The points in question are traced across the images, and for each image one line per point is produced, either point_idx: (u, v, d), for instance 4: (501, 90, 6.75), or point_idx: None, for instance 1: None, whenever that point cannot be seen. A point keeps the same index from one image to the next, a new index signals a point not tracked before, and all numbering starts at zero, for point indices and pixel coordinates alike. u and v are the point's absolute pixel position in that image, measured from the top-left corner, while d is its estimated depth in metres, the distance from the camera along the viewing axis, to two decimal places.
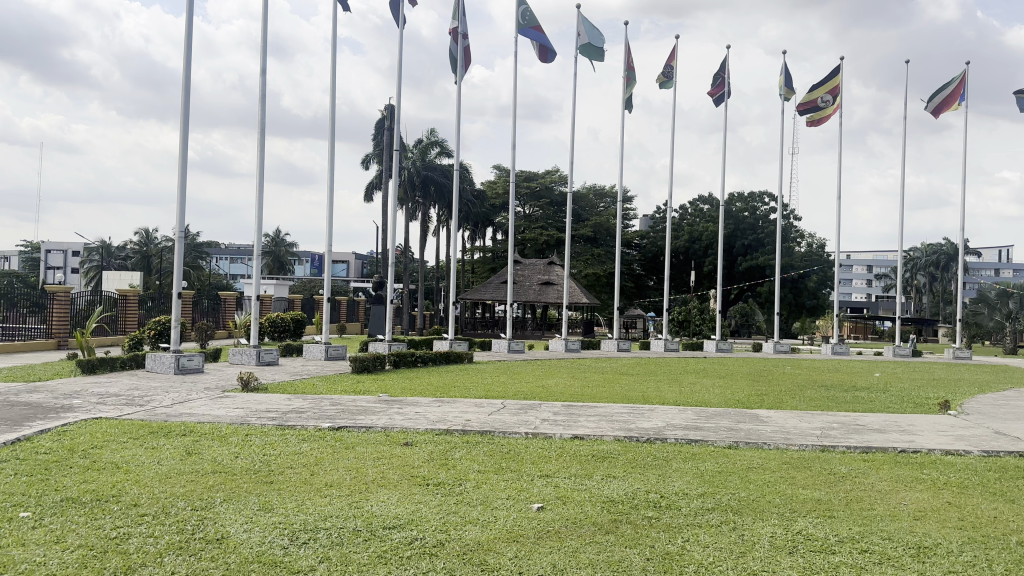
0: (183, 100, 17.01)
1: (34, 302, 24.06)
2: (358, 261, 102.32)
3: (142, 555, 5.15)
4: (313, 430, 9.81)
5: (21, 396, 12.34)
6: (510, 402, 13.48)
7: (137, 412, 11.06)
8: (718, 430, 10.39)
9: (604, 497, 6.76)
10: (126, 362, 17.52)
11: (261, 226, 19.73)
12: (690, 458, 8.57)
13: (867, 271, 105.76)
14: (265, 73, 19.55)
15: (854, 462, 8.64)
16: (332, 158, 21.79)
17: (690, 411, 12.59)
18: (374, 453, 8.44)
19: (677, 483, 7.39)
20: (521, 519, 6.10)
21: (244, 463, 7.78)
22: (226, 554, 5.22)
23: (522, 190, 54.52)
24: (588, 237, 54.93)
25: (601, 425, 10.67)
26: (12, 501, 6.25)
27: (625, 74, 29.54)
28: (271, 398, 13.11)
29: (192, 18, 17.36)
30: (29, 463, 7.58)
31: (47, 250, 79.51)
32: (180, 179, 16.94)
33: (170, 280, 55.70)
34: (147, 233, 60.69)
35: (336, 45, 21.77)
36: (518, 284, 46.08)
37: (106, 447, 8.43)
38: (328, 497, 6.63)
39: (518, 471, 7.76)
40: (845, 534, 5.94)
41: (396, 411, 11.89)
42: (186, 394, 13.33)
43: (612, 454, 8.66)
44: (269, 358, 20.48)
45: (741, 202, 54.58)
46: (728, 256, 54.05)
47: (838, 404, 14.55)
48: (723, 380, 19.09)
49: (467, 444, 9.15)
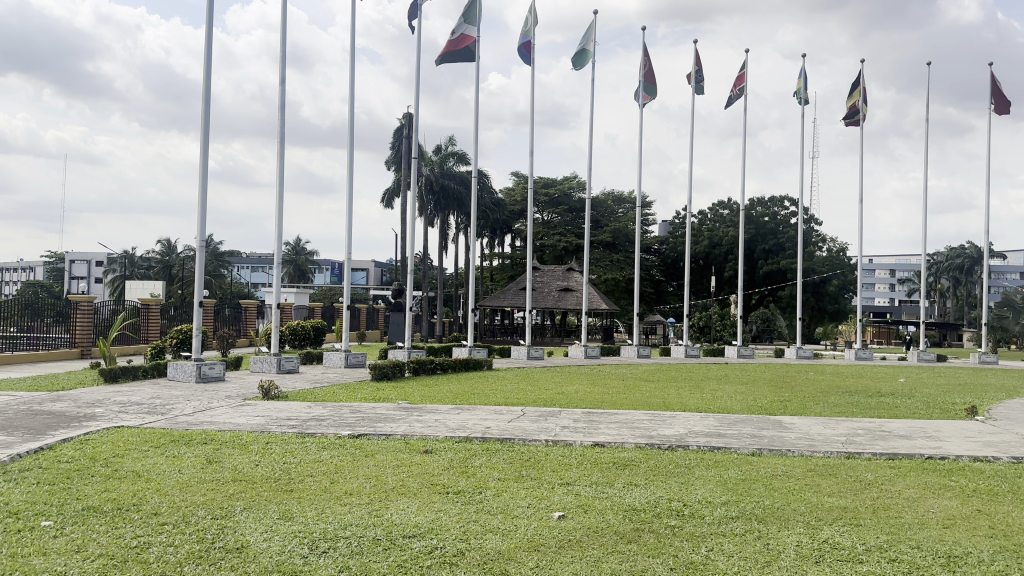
0: (204, 111, 17.21)
1: (58, 312, 24.37)
2: (378, 269, 103.53)
3: (162, 564, 5.15)
4: (332, 438, 9.81)
5: (46, 405, 12.43)
6: (530, 409, 13.38)
7: (159, 420, 11.09)
8: (742, 437, 10.28)
9: (626, 506, 6.68)
10: (150, 370, 17.67)
11: (281, 233, 19.77)
12: (713, 466, 8.46)
13: (890, 276, 104.55)
14: (284, 82, 19.65)
15: (880, 469, 8.51)
16: (351, 168, 21.84)
17: (712, 417, 12.44)
18: (393, 461, 8.42)
19: (701, 491, 7.30)
20: (542, 528, 6.04)
21: (264, 472, 7.79)
22: (246, 563, 5.19)
23: (540, 197, 54.76)
24: (607, 243, 54.84)
25: (622, 432, 10.57)
26: (34, 509, 6.29)
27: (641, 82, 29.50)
28: (292, 405, 13.16)
29: (211, 30, 17.51)
30: (51, 471, 7.65)
31: (71, 260, 81.80)
32: (201, 187, 17.07)
33: (193, 289, 56.43)
34: (170, 243, 61.66)
35: (354, 53, 21.83)
36: (537, 291, 46.03)
37: (128, 455, 8.49)
38: (348, 505, 6.61)
39: (538, 480, 7.70)
40: (873, 543, 5.83)
41: (414, 418, 11.85)
42: (207, 403, 13.34)
43: (634, 462, 8.56)
44: (289, 366, 20.43)
45: (761, 207, 54.39)
46: (749, 261, 53.76)
47: (862, 409, 14.36)
48: (746, 386, 18.93)
49: (487, 451, 9.11)
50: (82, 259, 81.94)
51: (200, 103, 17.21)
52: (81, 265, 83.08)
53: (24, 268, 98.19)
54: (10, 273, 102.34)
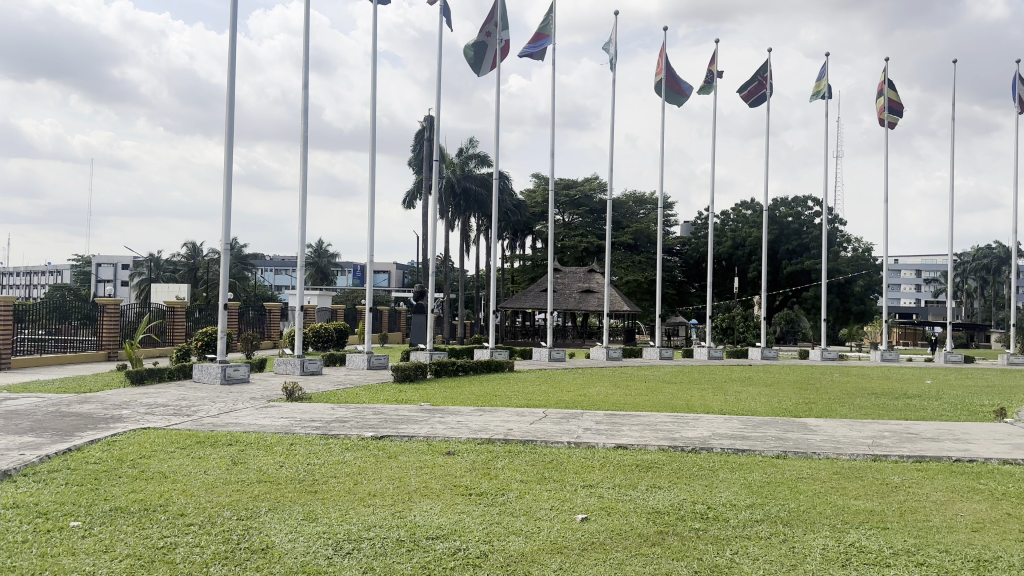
0: (228, 115, 17.38)
1: (85, 314, 24.69)
2: (399, 271, 104.06)
3: (189, 564, 5.20)
4: (356, 439, 9.87)
5: (74, 407, 12.58)
6: (552, 411, 13.38)
7: (185, 422, 11.20)
8: (766, 440, 10.21)
9: (649, 508, 6.65)
10: (175, 373, 17.86)
11: (304, 236, 19.91)
12: (737, 468, 8.40)
13: (916, 276, 103.15)
14: (307, 86, 19.79)
15: (907, 472, 8.40)
16: (372, 171, 21.86)
17: (735, 419, 12.37)
18: (416, 462, 8.46)
19: (725, 493, 7.24)
20: (565, 530, 6.02)
21: (289, 473, 7.84)
22: (271, 563, 5.23)
23: (561, 199, 54.67)
24: (628, 244, 54.67)
25: (645, 434, 10.51)
26: (63, 510, 6.39)
27: (665, 88, 29.43)
28: (315, 408, 13.25)
29: (235, 36, 17.69)
30: (80, 472, 7.78)
31: (98, 263, 83.08)
32: (225, 191, 17.24)
33: (217, 291, 56.98)
34: (195, 245, 62.33)
35: (376, 57, 21.96)
36: (558, 292, 45.97)
37: (155, 456, 8.60)
38: (372, 506, 6.65)
39: (560, 481, 7.69)
40: (901, 547, 5.75)
41: (436, 420, 11.88)
42: (232, 405, 13.48)
43: (658, 464, 8.52)
44: (313, 367, 20.56)
45: (785, 207, 53.89)
46: (772, 261, 53.36)
47: (888, 411, 14.20)
48: (769, 387, 18.78)
49: (509, 452, 9.12)
50: (109, 262, 83.23)
51: (225, 108, 17.38)
52: (107, 268, 84.34)
53: (52, 271, 99.88)
54: (39, 276, 103.91)
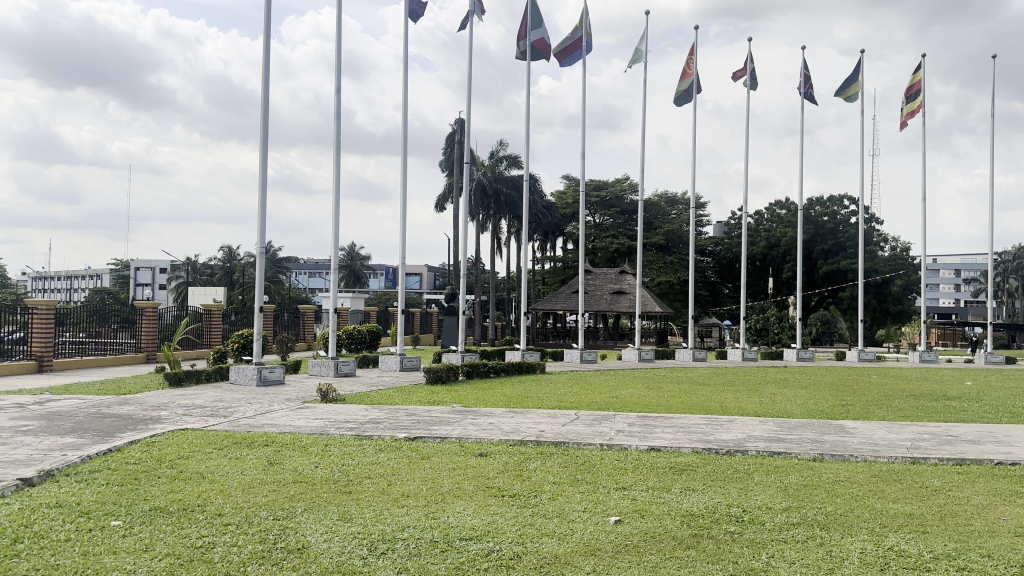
0: (262, 120, 17.62)
1: (124, 317, 25.15)
2: (431, 273, 104.62)
3: (227, 564, 5.27)
4: (389, 440, 9.94)
5: (115, 409, 12.84)
6: (584, 412, 13.36)
7: (222, 423, 11.35)
8: (802, 442, 10.08)
9: (684, 511, 6.60)
10: (212, 374, 18.12)
11: (338, 238, 20.11)
12: (774, 471, 8.29)
13: (955, 275, 101.08)
14: (339, 91, 19.99)
15: (948, 475, 8.23)
16: (404, 174, 21.74)
17: (770, 421, 12.24)
18: (448, 463, 8.49)
19: (760, 496, 7.15)
20: (599, 532, 6.00)
21: (324, 473, 7.93)
22: (307, 563, 5.28)
23: (591, 199, 54.51)
24: (660, 245, 54.36)
25: (679, 436, 10.44)
26: (104, 509, 6.51)
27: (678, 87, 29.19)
28: (348, 409, 13.34)
29: (269, 42, 17.93)
30: (121, 472, 7.93)
31: (137, 268, 84.76)
32: (260, 195, 17.47)
33: (252, 295, 57.74)
34: (232, 250, 63.25)
35: (407, 61, 22.12)
36: (590, 294, 45.84)
37: (194, 457, 8.76)
38: (405, 507, 6.69)
39: (593, 484, 7.66)
40: (941, 551, 5.64)
41: (468, 421, 11.94)
42: (268, 406, 13.63)
43: (691, 467, 8.45)
44: (346, 369, 20.72)
45: (820, 206, 53.11)
46: (807, 261, 52.70)
47: (927, 413, 13.94)
48: (806, 389, 18.57)
49: (540, 454, 9.12)
50: (147, 267, 84.88)
51: (259, 114, 17.62)
52: (146, 272, 86.02)
53: (92, 275, 102.02)
54: (81, 279, 106.13)
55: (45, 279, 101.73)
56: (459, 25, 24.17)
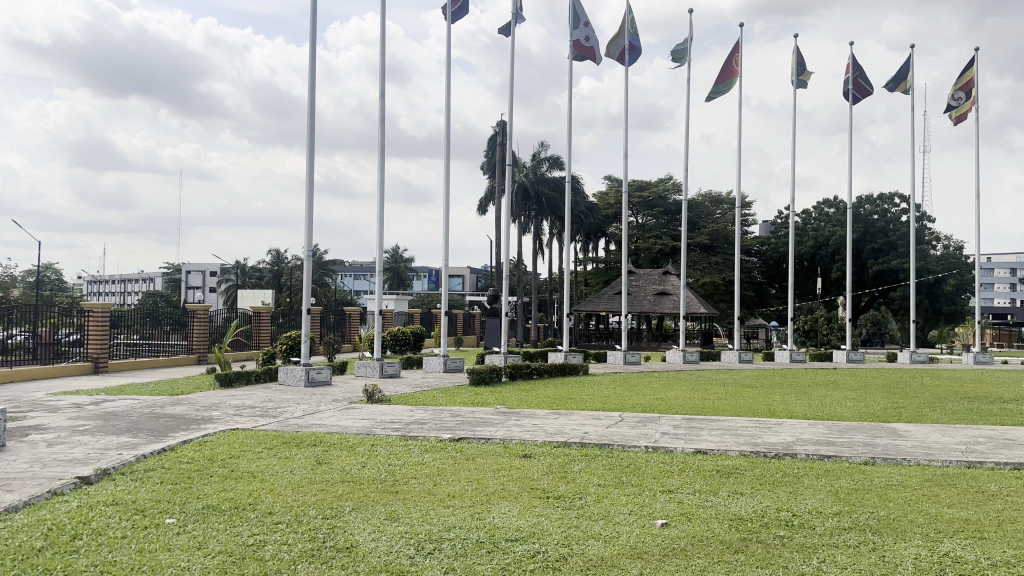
0: (309, 126, 17.89)
1: (176, 319, 25.70)
2: (473, 275, 105.15)
3: (278, 562, 5.36)
4: (434, 441, 9.99)
5: (168, 409, 13.15)
6: (629, 415, 13.26)
7: (271, 423, 11.55)
8: (853, 445, 9.89)
9: (732, 515, 6.52)
10: (262, 375, 18.46)
11: (382, 241, 20.32)
12: (824, 475, 8.14)
13: (1011, 275, 98.14)
14: (383, 95, 20.19)
15: (1006, 480, 7.99)
16: (447, 177, 21.84)
17: (820, 424, 12.02)
18: (493, 465, 8.52)
19: (810, 501, 7.04)
20: (645, 536, 5.96)
21: (371, 473, 8.02)
22: (356, 562, 5.35)
23: (634, 199, 54.17)
24: (705, 245, 53.81)
25: (726, 439, 10.31)
26: (159, 508, 6.68)
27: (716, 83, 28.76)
28: (394, 409, 13.47)
29: (315, 49, 18.22)
30: (174, 471, 8.11)
31: (187, 271, 86.80)
32: (307, 199, 17.75)
33: (299, 297, 58.68)
34: (279, 253, 64.34)
35: (450, 65, 22.25)
36: (633, 295, 45.58)
37: (244, 456, 8.92)
38: (451, 508, 6.73)
39: (639, 486, 7.61)
40: (999, 558, 5.49)
41: (513, 422, 11.97)
42: (315, 406, 13.83)
43: (739, 470, 8.35)
44: (391, 370, 20.92)
45: (870, 204, 52.03)
46: (857, 261, 51.68)
47: (984, 417, 13.55)
48: (856, 392, 18.18)
49: (585, 456, 9.09)
50: (197, 270, 86.86)
51: (306, 119, 17.89)
52: (197, 275, 88.10)
53: (145, 279, 104.83)
54: (134, 283, 109.13)
55: (100, 282, 104.81)
56: (500, 28, 24.32)
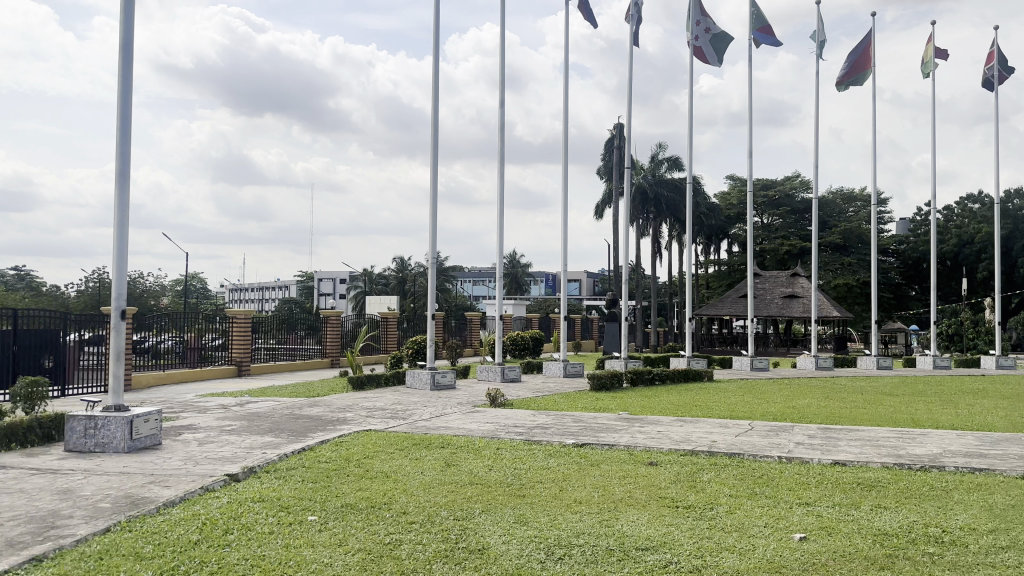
0: (432, 137, 18.39)
1: (311, 324, 27.05)
2: (592, 279, 104.82)
3: (414, 561, 5.53)
4: (559, 446, 10.03)
5: (305, 410, 13.81)
6: (758, 423, 12.82)
7: (401, 425, 11.93)
8: (1008, 458, 9.20)
9: (875, 530, 6.21)
10: (391, 378, 19.10)
11: (504, 247, 20.62)
12: (976, 490, 7.62)
13: None
14: (502, 104, 20.44)
15: None
16: (566, 181, 22.39)
17: (969, 435, 11.26)
18: (619, 471, 8.47)
19: (962, 517, 6.58)
20: (782, 549, 5.76)
21: (498, 476, 8.14)
22: (488, 564, 5.46)
23: (759, 199, 52.48)
24: (835, 245, 51.47)
25: (865, 450, 9.82)
26: (302, 505, 7.03)
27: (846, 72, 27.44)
28: (517, 413, 13.64)
29: (438, 62, 18.71)
30: (314, 470, 8.51)
31: (319, 279, 90.98)
32: (431, 207, 18.23)
33: (423, 302, 60.39)
34: (404, 260, 66.41)
35: (567, 70, 22.30)
36: (759, 298, 44.12)
37: (377, 456, 9.27)
38: (579, 514, 6.73)
39: (773, 497, 7.37)
40: None
41: (637, 428, 11.85)
42: (441, 409, 14.18)
43: (881, 483, 7.92)
44: (513, 374, 21.17)
45: (1021, 198, 48.26)
46: (1007, 260, 48.06)
47: None
48: (1009, 400, 16.89)
49: (714, 465, 8.88)
50: (328, 278, 90.89)
51: (431, 131, 18.41)
52: (327, 282, 92.25)
53: (281, 286, 110.72)
54: (270, 290, 115.47)
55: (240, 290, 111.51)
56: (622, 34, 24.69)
